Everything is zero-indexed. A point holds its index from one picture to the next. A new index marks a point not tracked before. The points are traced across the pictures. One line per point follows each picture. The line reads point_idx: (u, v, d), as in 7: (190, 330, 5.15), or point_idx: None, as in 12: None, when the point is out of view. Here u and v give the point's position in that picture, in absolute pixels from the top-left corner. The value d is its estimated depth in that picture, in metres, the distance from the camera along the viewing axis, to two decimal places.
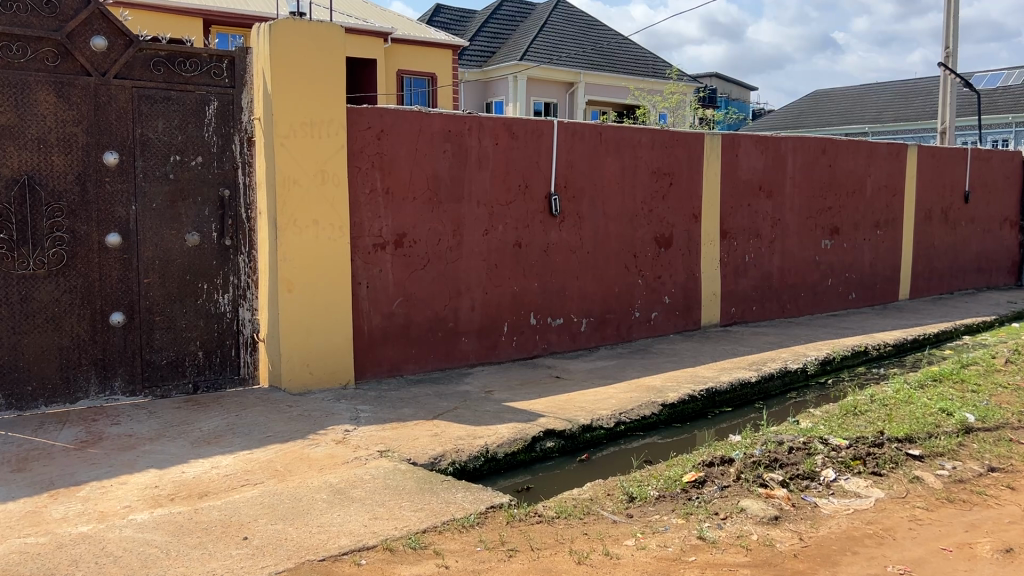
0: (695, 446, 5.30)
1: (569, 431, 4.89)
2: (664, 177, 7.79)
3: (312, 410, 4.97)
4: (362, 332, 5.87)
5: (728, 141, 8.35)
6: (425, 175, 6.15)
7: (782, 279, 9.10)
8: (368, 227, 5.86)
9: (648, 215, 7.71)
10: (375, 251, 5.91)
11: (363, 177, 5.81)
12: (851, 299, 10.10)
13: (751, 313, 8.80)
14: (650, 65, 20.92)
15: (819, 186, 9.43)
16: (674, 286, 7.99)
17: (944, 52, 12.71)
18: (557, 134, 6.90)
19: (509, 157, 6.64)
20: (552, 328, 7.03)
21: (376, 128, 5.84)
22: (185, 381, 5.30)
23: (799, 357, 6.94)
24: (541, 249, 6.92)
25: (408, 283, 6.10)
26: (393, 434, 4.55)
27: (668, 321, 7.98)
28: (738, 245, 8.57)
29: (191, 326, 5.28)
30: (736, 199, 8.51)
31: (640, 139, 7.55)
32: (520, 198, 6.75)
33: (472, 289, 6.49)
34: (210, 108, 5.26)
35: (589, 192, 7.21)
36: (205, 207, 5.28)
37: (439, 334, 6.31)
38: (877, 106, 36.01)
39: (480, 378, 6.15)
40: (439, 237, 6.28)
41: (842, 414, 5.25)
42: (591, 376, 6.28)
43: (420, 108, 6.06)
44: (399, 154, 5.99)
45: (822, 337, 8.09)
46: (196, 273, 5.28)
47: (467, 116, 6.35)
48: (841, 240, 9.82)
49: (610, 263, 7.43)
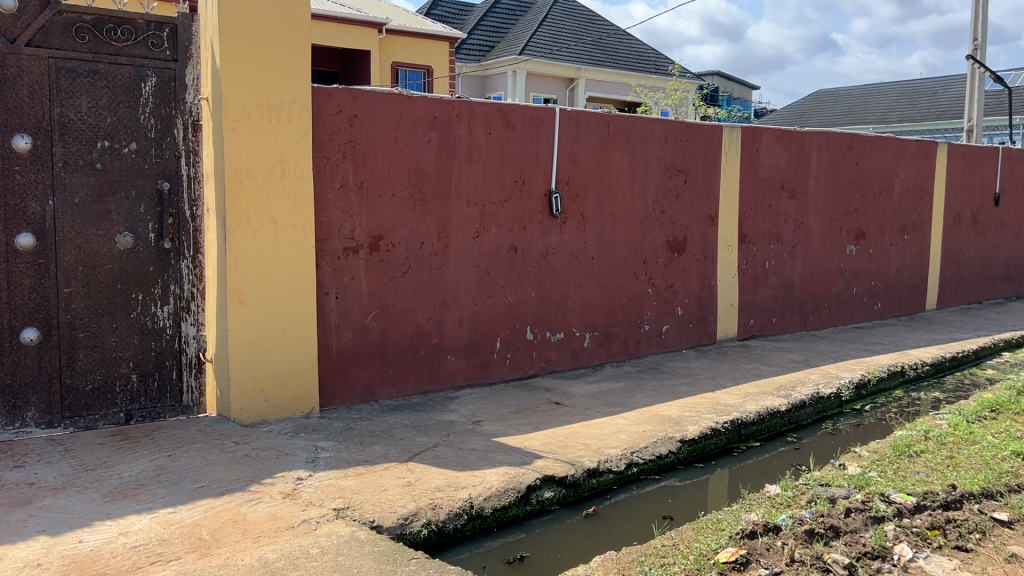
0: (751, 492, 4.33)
1: (572, 478, 4.06)
2: (678, 174, 6.96)
3: (261, 450, 4.12)
4: (330, 351, 5.02)
5: (748, 135, 7.52)
6: (406, 168, 5.31)
7: (804, 288, 8.27)
8: (338, 229, 5.02)
9: (660, 216, 6.87)
10: (346, 256, 5.06)
11: (332, 170, 4.97)
12: (876, 309, 9.26)
13: (771, 326, 7.96)
14: (652, 60, 20.09)
15: (845, 187, 8.61)
16: (687, 296, 7.15)
17: (973, 45, 11.89)
18: (558, 123, 6.06)
19: (504, 148, 5.80)
20: (551, 343, 6.19)
21: (348, 113, 5.00)
22: (115, 410, 4.44)
23: (831, 381, 6.11)
24: (539, 255, 6.08)
25: (385, 294, 5.26)
26: (356, 484, 3.70)
27: (681, 336, 7.13)
28: (757, 250, 7.73)
29: (123, 345, 4.43)
30: (756, 199, 7.67)
31: (651, 131, 6.71)
32: (516, 196, 5.90)
33: (460, 300, 5.64)
34: (147, 85, 4.40)
35: (594, 190, 6.37)
36: (140, 203, 4.43)
37: (421, 352, 5.46)
38: (884, 106, 35.19)
39: (467, 404, 5.31)
40: (422, 241, 5.43)
41: (896, 455, 4.43)
42: (597, 401, 5.44)
43: (401, 91, 5.22)
44: (376, 143, 5.14)
45: (851, 354, 7.25)
46: (128, 282, 4.42)
47: (456, 100, 5.51)
48: (867, 245, 8.99)
49: (617, 270, 6.59)
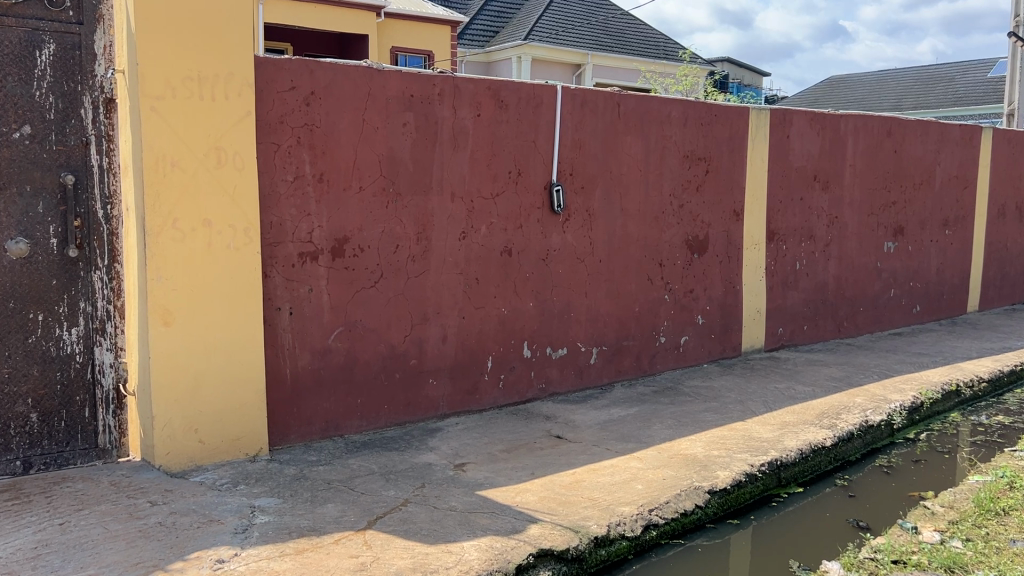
0: (806, 569, 3.47)
1: (576, 550, 3.21)
2: (698, 163, 6.05)
3: (182, 515, 3.24)
4: (283, 379, 4.16)
5: (778, 118, 6.61)
6: (377, 157, 4.42)
7: (838, 290, 7.36)
8: (291, 230, 4.14)
9: (678, 211, 5.97)
10: (302, 263, 4.19)
11: (284, 159, 4.09)
12: (915, 313, 8.34)
13: (802, 334, 7.06)
14: (661, 45, 19.08)
15: (883, 177, 7.69)
16: (709, 302, 6.26)
17: (1014, 21, 10.91)
18: (560, 104, 5.17)
19: (495, 133, 4.90)
20: (553, 361, 5.30)
21: (304, 89, 4.12)
22: (9, 458, 3.57)
23: (880, 405, 5.23)
24: (538, 258, 5.19)
25: (352, 308, 4.39)
26: (292, 570, 2.84)
27: (701, 348, 6.23)
28: (787, 248, 6.84)
29: (18, 377, 3.56)
30: (786, 191, 6.77)
31: (669, 113, 5.81)
32: (511, 189, 5.02)
33: (444, 313, 4.76)
34: (43, 53, 3.52)
35: (602, 182, 5.47)
36: (36, 201, 3.55)
37: (396, 376, 4.58)
38: (900, 92, 34.09)
39: (450, 439, 4.44)
40: (397, 243, 4.55)
41: (979, 515, 3.57)
42: (606, 434, 4.56)
43: (370, 63, 4.34)
44: (340, 126, 4.26)
45: (895, 368, 6.35)
46: (23, 299, 3.55)
47: (437, 76, 4.62)
48: (905, 241, 8.07)
49: (628, 274, 5.70)
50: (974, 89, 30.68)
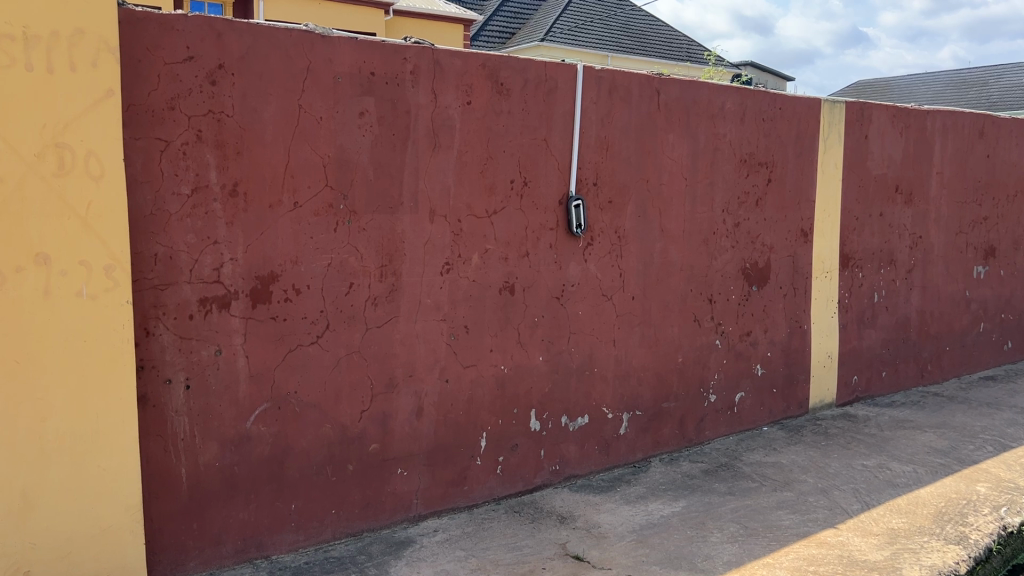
0: None
1: None
2: (758, 170, 4.71)
3: None
4: (177, 484, 2.86)
5: (856, 113, 5.26)
6: (320, 160, 3.10)
7: (920, 328, 5.97)
8: (188, 266, 2.84)
9: (733, 232, 4.62)
10: (205, 314, 2.88)
11: (177, 163, 2.79)
12: (1006, 350, 6.89)
13: (879, 382, 5.69)
14: (685, 46, 17.74)
15: (973, 187, 6.30)
16: (771, 348, 4.90)
17: None
18: (581, 91, 3.84)
19: (492, 129, 3.58)
20: (569, 433, 3.97)
21: (207, 61, 2.82)
22: None
23: (1016, 499, 3.84)
24: (550, 296, 3.86)
25: (282, 376, 3.07)
26: None
27: (761, 407, 4.87)
28: (864, 276, 5.47)
29: None
30: (864, 205, 5.41)
31: (722, 105, 4.47)
32: (512, 203, 3.68)
33: (418, 376, 3.44)
34: None
35: (635, 194, 4.13)
36: None
37: (350, 469, 3.26)
38: (931, 96, 32.54)
39: (422, 563, 3.10)
40: (351, 282, 3.23)
41: None
42: (644, 554, 3.21)
43: (310, 27, 3.03)
44: (264, 116, 2.95)
45: (1009, 432, 4.94)
46: None
47: (410, 46, 3.30)
48: (997, 265, 6.65)
49: (669, 316, 4.35)
50: (1012, 92, 29.03)
